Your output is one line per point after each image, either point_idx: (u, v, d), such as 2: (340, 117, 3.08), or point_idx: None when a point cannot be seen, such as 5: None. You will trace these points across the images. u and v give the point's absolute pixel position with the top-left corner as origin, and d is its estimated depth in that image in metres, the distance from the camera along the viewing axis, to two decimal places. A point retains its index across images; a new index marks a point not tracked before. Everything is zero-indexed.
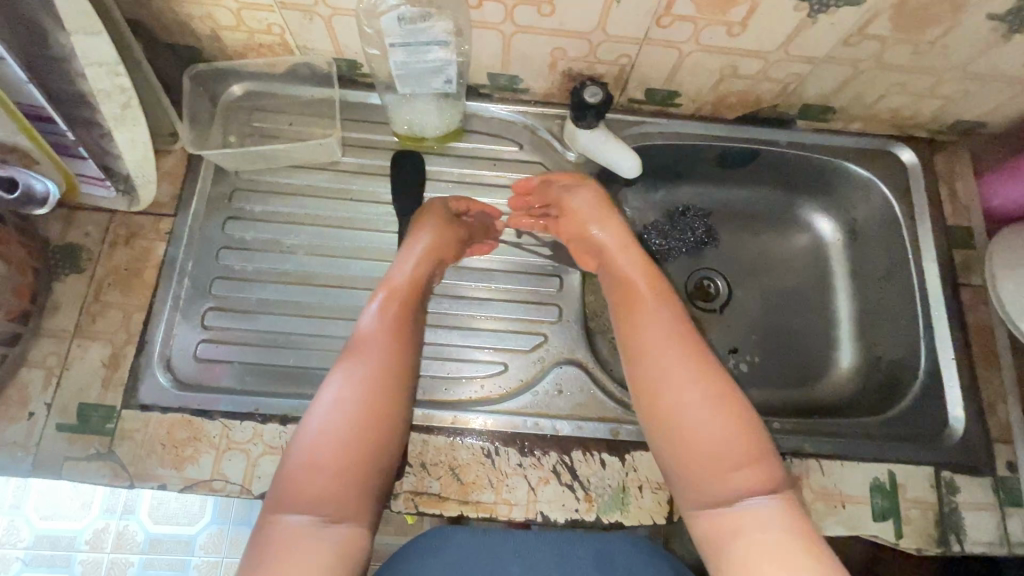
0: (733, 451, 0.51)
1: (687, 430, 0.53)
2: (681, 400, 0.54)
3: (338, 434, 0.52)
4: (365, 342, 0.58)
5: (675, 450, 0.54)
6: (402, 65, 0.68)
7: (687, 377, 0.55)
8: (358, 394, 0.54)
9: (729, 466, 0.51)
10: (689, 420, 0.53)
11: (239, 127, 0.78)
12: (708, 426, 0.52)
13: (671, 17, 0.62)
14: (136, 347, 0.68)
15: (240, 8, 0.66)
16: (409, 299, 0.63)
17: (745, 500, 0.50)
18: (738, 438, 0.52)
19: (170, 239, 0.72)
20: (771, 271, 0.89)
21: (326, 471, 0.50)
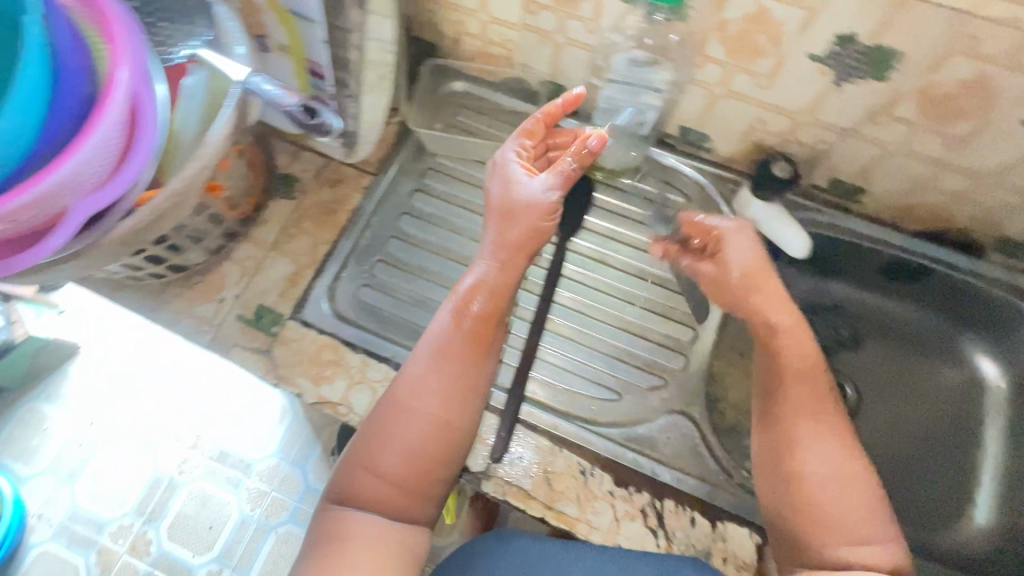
0: (855, 520, 0.55)
1: (817, 493, 0.56)
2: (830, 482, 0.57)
3: (415, 440, 0.58)
4: (438, 355, 0.61)
5: (801, 510, 0.57)
6: (610, 100, 0.72)
7: (826, 446, 0.58)
8: (433, 406, 0.59)
9: (852, 533, 0.55)
10: (821, 484, 0.56)
11: (446, 117, 0.88)
12: (842, 497, 0.56)
13: (889, 116, 0.63)
14: (313, 272, 0.78)
15: (491, 22, 0.76)
16: (493, 317, 0.63)
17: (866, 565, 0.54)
18: (865, 514, 0.55)
19: (366, 193, 0.83)
20: (911, 396, 0.84)
21: (398, 470, 0.57)
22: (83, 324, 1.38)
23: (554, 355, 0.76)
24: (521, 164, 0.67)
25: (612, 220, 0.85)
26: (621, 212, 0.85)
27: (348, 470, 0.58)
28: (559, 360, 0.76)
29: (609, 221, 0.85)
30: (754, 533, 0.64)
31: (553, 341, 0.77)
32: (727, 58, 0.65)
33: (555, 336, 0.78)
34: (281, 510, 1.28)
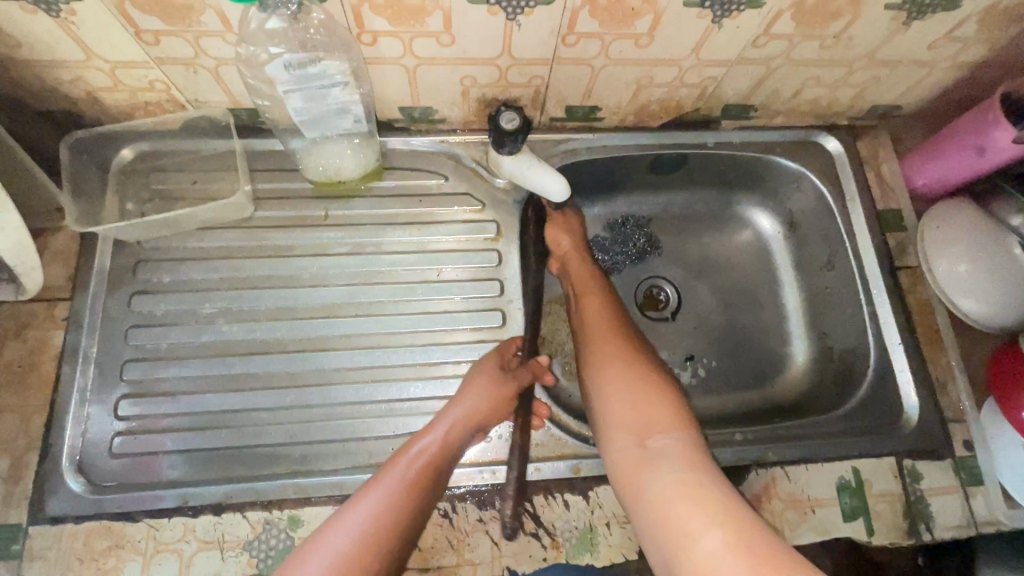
0: (636, 417, 0.57)
1: (620, 414, 0.58)
2: (613, 387, 0.60)
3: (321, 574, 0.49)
4: (376, 486, 0.55)
5: (624, 437, 0.57)
6: (302, 110, 0.62)
7: (616, 375, 0.61)
8: (368, 521, 0.52)
9: (649, 430, 0.56)
10: (612, 383, 0.61)
11: (137, 191, 0.72)
12: (628, 409, 0.58)
13: (575, 35, 0.60)
14: (40, 452, 0.61)
15: (114, 67, 0.60)
16: (435, 478, 0.57)
17: (656, 446, 0.55)
18: (634, 405, 0.58)
19: (69, 325, 0.65)
20: (716, 272, 0.88)
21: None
22: None
23: (378, 406, 0.68)
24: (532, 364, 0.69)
25: (378, 232, 0.74)
26: (387, 220, 0.75)
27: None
28: (384, 407, 0.68)
29: (376, 234, 0.74)
30: None
31: (368, 390, 0.68)
32: (393, 28, 0.57)
33: (370, 383, 0.69)
34: None
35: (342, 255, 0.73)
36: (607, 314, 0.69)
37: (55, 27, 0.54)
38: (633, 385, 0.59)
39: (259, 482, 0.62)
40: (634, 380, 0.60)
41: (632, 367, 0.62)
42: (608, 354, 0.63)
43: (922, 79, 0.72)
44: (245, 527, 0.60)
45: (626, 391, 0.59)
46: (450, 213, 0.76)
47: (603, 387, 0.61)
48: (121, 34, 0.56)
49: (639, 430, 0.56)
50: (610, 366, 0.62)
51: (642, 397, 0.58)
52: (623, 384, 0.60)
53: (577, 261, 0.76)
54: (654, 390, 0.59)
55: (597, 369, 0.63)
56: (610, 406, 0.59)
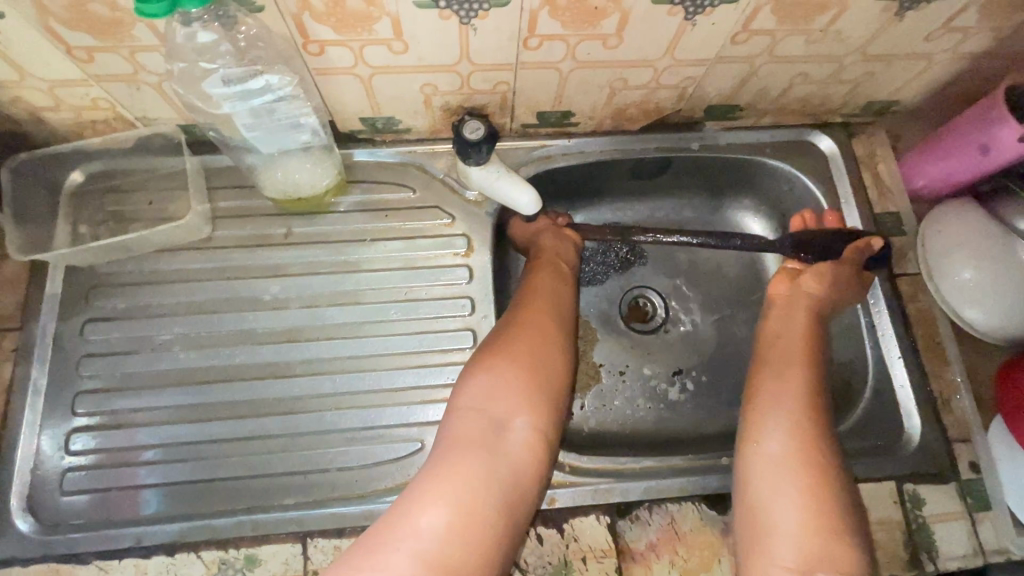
0: (812, 540, 0.50)
1: (785, 529, 0.51)
2: (782, 497, 0.53)
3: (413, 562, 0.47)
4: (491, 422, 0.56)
5: (786, 552, 0.50)
6: (251, 126, 0.58)
7: (791, 487, 0.53)
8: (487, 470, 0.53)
9: (821, 563, 0.49)
10: (779, 492, 0.53)
11: (90, 214, 0.69)
12: (797, 528, 0.51)
13: (538, 38, 0.56)
14: None
15: (53, 86, 0.57)
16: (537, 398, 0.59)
17: None
18: (807, 523, 0.51)
19: (19, 356, 0.63)
20: (705, 280, 0.84)
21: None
22: None
23: (343, 434, 0.64)
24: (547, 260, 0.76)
25: (342, 249, 0.71)
26: (351, 236, 0.71)
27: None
28: (349, 435, 0.64)
29: (340, 252, 0.71)
30: (600, 516, 0.60)
31: (333, 417, 0.65)
32: (340, 37, 0.53)
33: (335, 410, 0.65)
34: None
35: (305, 275, 0.70)
36: (804, 400, 0.59)
37: None
38: (798, 504, 0.52)
39: (219, 518, 0.59)
40: (802, 496, 0.52)
41: (811, 473, 0.53)
42: (774, 452, 0.55)
43: (921, 73, 0.67)
44: (200, 568, 0.57)
45: (791, 509, 0.52)
46: (417, 228, 0.72)
47: (763, 487, 0.54)
48: (51, 51, 0.52)
49: (805, 558, 0.49)
50: (768, 467, 0.55)
51: (808, 521, 0.51)
52: (788, 494, 0.53)
53: (804, 302, 0.69)
54: (824, 514, 0.51)
55: (757, 463, 0.55)
56: (778, 515, 0.52)
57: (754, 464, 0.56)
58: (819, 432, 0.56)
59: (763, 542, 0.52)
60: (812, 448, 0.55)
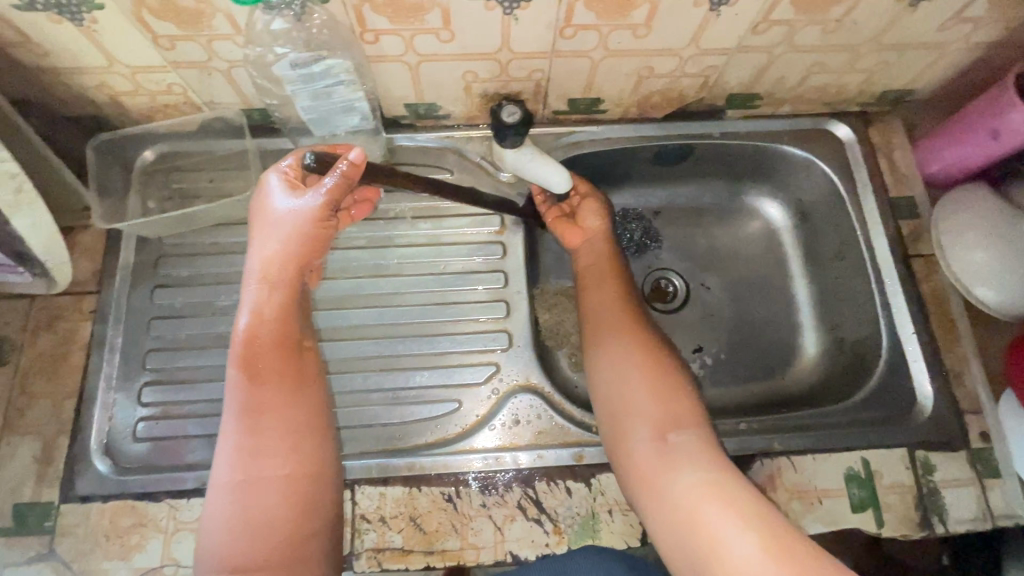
0: (657, 409, 0.57)
1: (637, 405, 0.58)
2: (631, 380, 0.60)
3: (268, 472, 0.50)
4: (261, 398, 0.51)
5: (639, 425, 0.57)
6: (310, 109, 0.65)
7: (636, 369, 0.60)
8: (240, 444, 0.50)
9: (667, 425, 0.56)
10: (628, 374, 0.60)
11: (157, 191, 0.75)
12: (645, 402, 0.58)
13: (573, 28, 0.61)
14: (70, 436, 0.65)
15: (134, 72, 0.64)
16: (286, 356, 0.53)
17: (673, 442, 0.55)
18: (654, 395, 0.58)
19: (96, 317, 0.69)
20: (724, 262, 0.88)
21: (252, 506, 0.49)
22: None
23: (386, 394, 0.70)
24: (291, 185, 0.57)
25: (385, 227, 0.76)
26: (392, 214, 0.77)
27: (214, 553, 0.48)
28: (391, 395, 0.70)
29: (384, 229, 0.76)
30: None
31: (376, 379, 0.70)
32: (394, 26, 0.59)
33: (378, 372, 0.71)
34: None
35: (352, 249, 0.75)
36: (620, 304, 0.68)
37: (79, 35, 0.58)
38: (643, 382, 0.59)
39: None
40: (644, 374, 0.60)
41: (646, 357, 0.62)
42: (613, 355, 0.63)
43: (934, 63, 0.70)
44: None
45: (638, 388, 0.59)
46: (454, 208, 0.78)
47: (616, 376, 0.61)
48: (138, 38, 0.59)
49: (654, 425, 0.56)
50: (610, 376, 0.61)
51: (658, 398, 0.58)
52: (634, 385, 0.59)
53: (599, 241, 0.75)
54: (660, 395, 0.58)
55: (603, 359, 0.63)
56: (629, 397, 0.59)
57: (603, 371, 0.62)
58: (642, 329, 0.65)
59: (623, 422, 0.58)
60: (641, 340, 0.64)
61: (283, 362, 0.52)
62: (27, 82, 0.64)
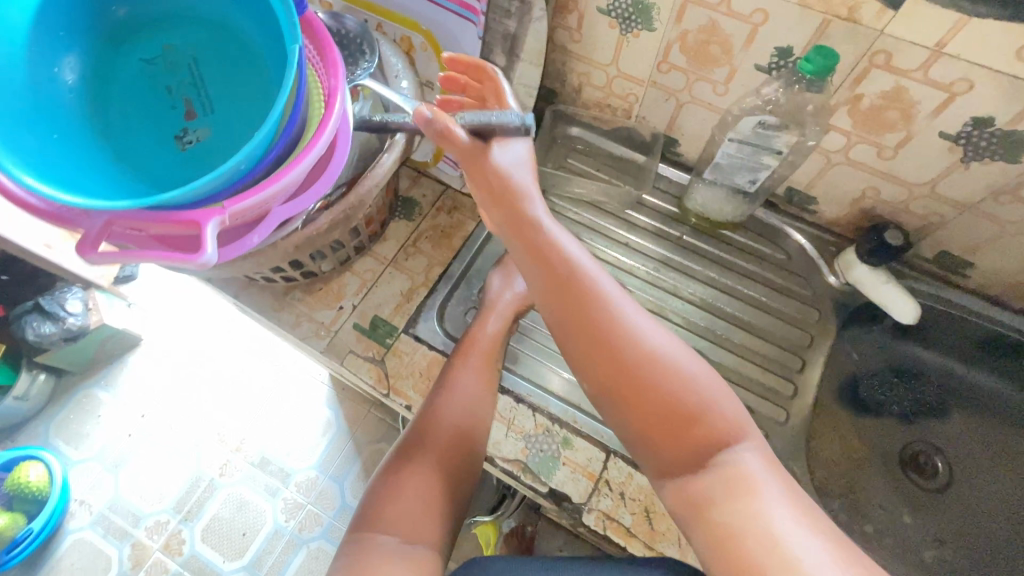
0: (680, 403, 0.52)
1: (671, 395, 0.52)
2: (617, 365, 0.54)
3: (435, 466, 0.63)
4: (454, 381, 0.71)
5: (689, 432, 0.51)
6: (728, 156, 0.78)
7: (603, 339, 0.54)
8: (448, 406, 0.68)
9: (688, 422, 0.51)
10: (615, 348, 0.54)
11: (556, 158, 0.94)
12: (658, 379, 0.52)
13: (1013, 196, 0.66)
14: (427, 290, 0.82)
15: (617, 76, 0.82)
16: (490, 357, 0.74)
17: (724, 450, 0.50)
18: (674, 386, 0.52)
19: (480, 220, 0.88)
20: (1011, 475, 0.82)
21: (416, 483, 0.61)
22: (218, 353, 1.41)
23: None
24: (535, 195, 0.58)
25: (711, 268, 0.87)
26: (722, 263, 0.87)
27: (375, 499, 0.60)
28: None
29: (710, 269, 0.87)
30: None
31: None
32: (853, 129, 0.69)
33: None
34: (315, 525, 1.25)
35: (679, 273, 0.87)
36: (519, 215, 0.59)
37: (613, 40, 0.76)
38: (635, 364, 0.53)
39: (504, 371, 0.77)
40: (635, 359, 0.53)
41: (578, 316, 0.55)
42: (640, 327, 0.55)
43: None
44: (531, 422, 0.73)
45: (654, 376, 0.52)
46: (779, 285, 0.86)
47: (660, 373, 0.53)
48: (650, 58, 0.76)
49: (715, 442, 0.50)
50: (623, 359, 0.53)
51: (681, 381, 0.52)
52: (636, 350, 0.54)
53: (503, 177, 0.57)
54: (701, 395, 0.52)
55: (614, 330, 0.54)
56: (650, 385, 0.52)
57: (588, 322, 0.55)
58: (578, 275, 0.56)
59: (693, 455, 0.51)
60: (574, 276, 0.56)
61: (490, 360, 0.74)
62: None
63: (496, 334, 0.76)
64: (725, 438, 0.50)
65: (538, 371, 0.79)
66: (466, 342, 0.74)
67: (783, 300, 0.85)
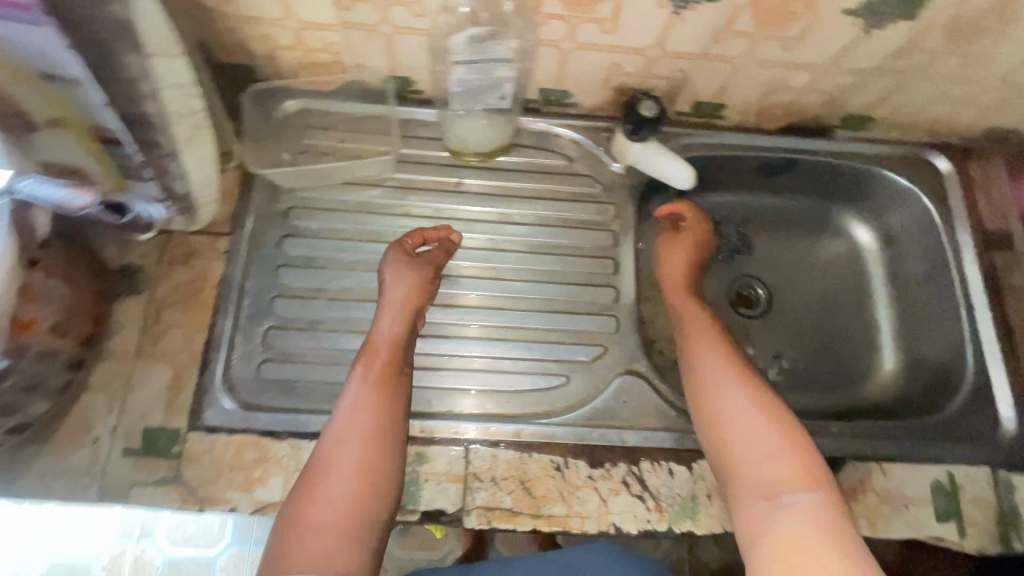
0: (771, 449, 0.60)
1: (737, 451, 0.61)
2: (740, 431, 0.62)
3: (343, 491, 0.58)
4: (355, 403, 0.62)
5: (735, 471, 0.61)
6: (464, 82, 0.69)
7: (742, 408, 0.63)
8: (360, 429, 0.60)
9: (766, 463, 0.60)
10: (741, 420, 0.62)
11: (294, 143, 0.77)
12: (753, 443, 0.61)
13: (730, 33, 0.64)
14: (199, 368, 0.67)
15: (302, 27, 0.67)
16: (391, 363, 0.64)
17: (788, 498, 0.57)
18: (761, 431, 0.61)
19: (228, 257, 0.72)
20: (810, 276, 0.91)
21: (321, 521, 0.56)
22: None
23: (494, 362, 0.73)
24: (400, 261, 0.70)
25: (502, 202, 0.80)
26: (510, 194, 0.80)
27: (278, 540, 0.56)
28: (496, 365, 0.73)
29: (501, 203, 0.80)
30: None
31: (488, 346, 0.74)
32: (565, 12, 0.62)
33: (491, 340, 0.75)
34: None
35: (472, 220, 0.79)
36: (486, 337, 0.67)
37: None
38: (761, 427, 0.62)
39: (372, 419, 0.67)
40: (763, 424, 0.62)
41: (767, 407, 0.63)
42: (740, 407, 0.63)
43: None
44: None
45: (761, 437, 0.61)
46: (570, 192, 0.81)
47: (738, 432, 0.62)
48: None
49: (780, 480, 0.58)
50: (735, 410, 0.63)
51: (783, 442, 0.60)
52: (738, 407, 0.63)
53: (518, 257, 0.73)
54: (782, 441, 0.60)
55: (737, 407, 0.63)
56: (745, 446, 0.61)
57: (705, 398, 0.65)
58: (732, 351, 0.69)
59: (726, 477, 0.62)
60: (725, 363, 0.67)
61: (398, 363, 0.65)
62: (201, 25, 0.66)
63: (396, 329, 0.66)
64: (792, 486, 0.58)
65: None
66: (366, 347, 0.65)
67: (580, 206, 0.81)
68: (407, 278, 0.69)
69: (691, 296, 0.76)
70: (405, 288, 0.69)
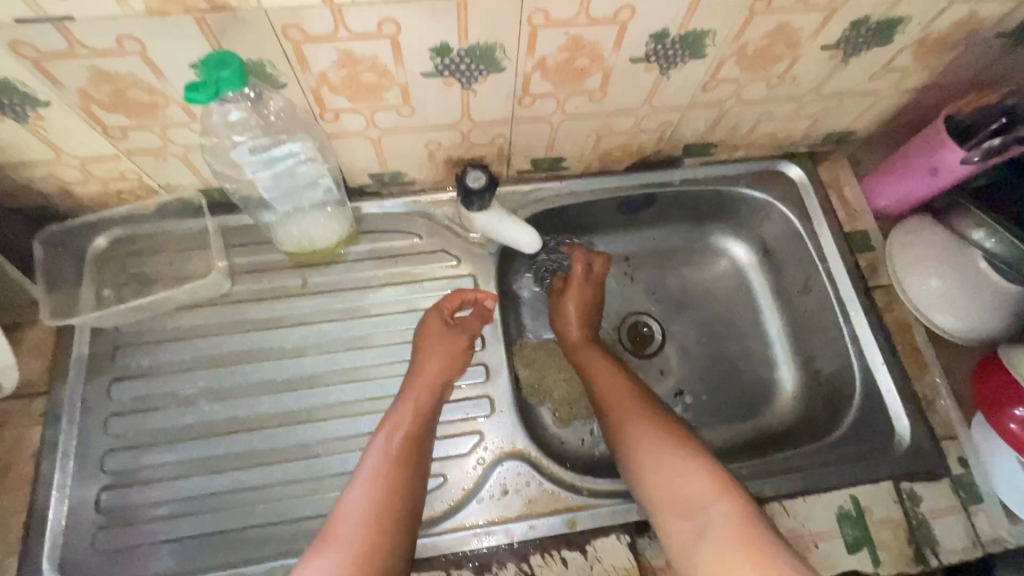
0: (695, 489, 0.58)
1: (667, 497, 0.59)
2: (667, 478, 0.60)
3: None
4: (355, 487, 0.57)
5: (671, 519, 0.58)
6: (271, 188, 0.63)
7: (667, 453, 0.61)
8: (359, 509, 0.55)
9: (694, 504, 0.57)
10: (664, 465, 0.60)
11: (113, 276, 0.73)
12: (680, 485, 0.59)
13: (531, 96, 0.62)
14: (20, 557, 0.60)
15: (84, 162, 0.61)
16: (408, 437, 0.61)
17: (719, 531, 0.54)
18: (686, 471, 0.59)
19: (47, 420, 0.65)
20: (698, 302, 0.89)
21: None
22: None
23: None
24: (438, 328, 0.70)
25: (353, 295, 0.75)
26: (361, 284, 0.75)
27: None
28: None
29: (352, 296, 0.75)
30: (620, 535, 0.63)
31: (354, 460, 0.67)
32: (354, 104, 0.59)
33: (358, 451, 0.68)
34: None
35: (323, 321, 0.73)
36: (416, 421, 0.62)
37: (24, 133, 0.55)
38: (684, 467, 0.60)
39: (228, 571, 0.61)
40: (684, 463, 0.60)
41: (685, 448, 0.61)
42: (664, 450, 0.62)
43: (870, 107, 0.75)
44: None
45: (685, 478, 0.59)
46: (425, 272, 0.77)
47: (667, 476, 0.60)
48: (87, 131, 0.57)
49: (710, 518, 0.55)
50: (660, 455, 0.62)
51: (703, 479, 0.58)
52: (664, 451, 0.62)
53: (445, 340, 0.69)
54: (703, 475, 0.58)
55: (663, 452, 0.61)
56: (674, 490, 0.59)
57: (636, 447, 0.64)
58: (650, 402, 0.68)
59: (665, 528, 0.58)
60: (647, 412, 0.66)
61: (417, 434, 0.61)
62: None
63: (424, 403, 0.64)
64: (721, 519, 0.55)
65: (223, 545, 0.62)
66: (387, 422, 0.62)
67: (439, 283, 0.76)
68: (439, 351, 0.68)
69: (591, 345, 0.77)
70: (441, 358, 0.67)
